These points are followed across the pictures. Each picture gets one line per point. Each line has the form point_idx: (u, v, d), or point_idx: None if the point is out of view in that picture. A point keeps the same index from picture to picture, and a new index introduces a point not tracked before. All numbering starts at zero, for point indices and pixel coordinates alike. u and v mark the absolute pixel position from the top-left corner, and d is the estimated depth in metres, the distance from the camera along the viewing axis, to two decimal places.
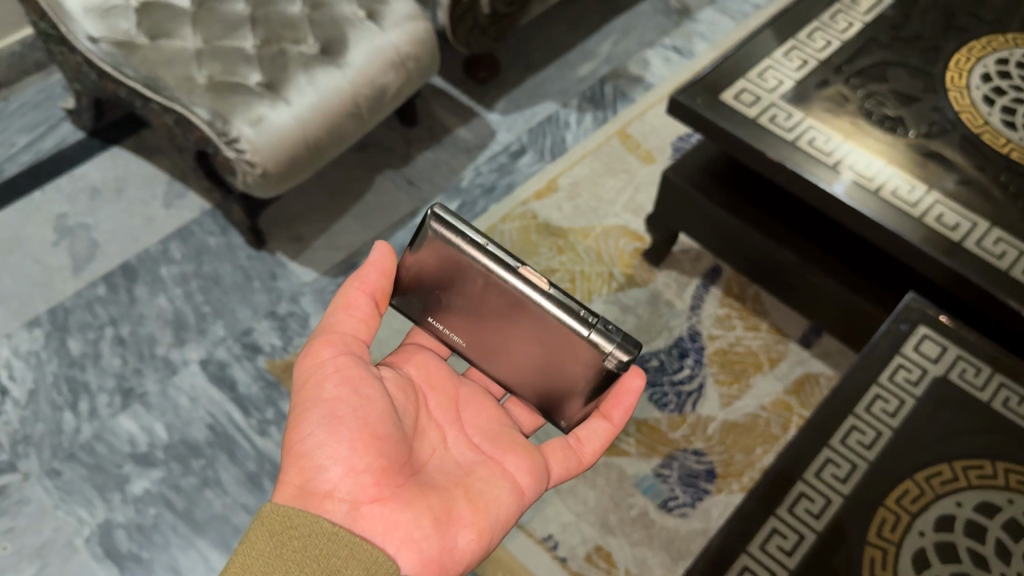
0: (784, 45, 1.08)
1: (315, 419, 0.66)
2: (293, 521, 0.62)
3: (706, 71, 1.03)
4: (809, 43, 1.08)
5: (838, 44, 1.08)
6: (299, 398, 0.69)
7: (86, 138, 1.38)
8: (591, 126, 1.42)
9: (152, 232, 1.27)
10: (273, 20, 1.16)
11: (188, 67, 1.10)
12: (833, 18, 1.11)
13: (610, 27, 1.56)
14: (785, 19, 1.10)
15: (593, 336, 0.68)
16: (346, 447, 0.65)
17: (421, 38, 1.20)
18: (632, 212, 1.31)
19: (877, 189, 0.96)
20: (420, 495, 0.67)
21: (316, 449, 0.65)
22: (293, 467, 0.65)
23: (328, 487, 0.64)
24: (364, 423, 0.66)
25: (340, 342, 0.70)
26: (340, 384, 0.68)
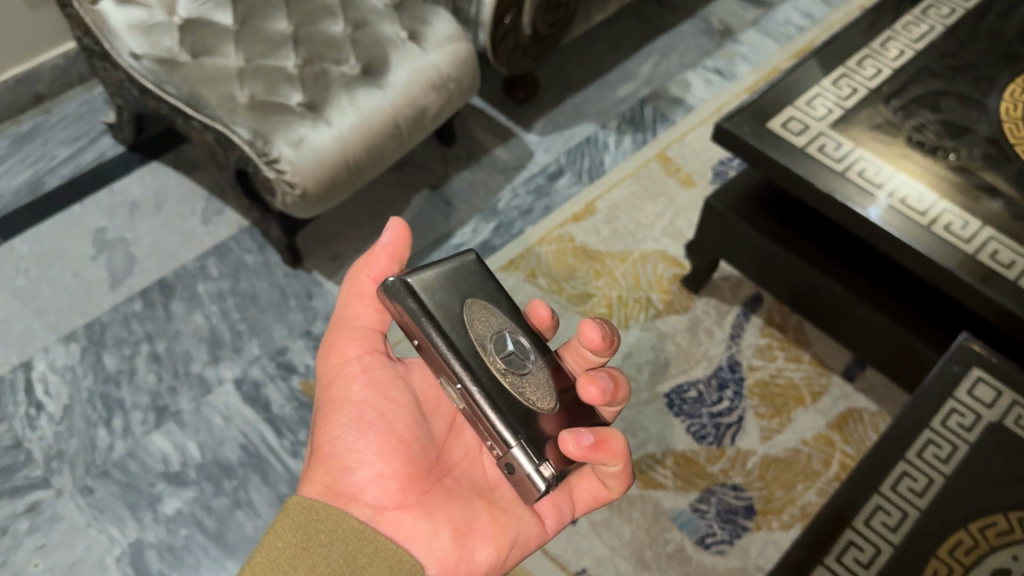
0: (834, 72, 1.05)
1: (341, 422, 0.67)
2: (319, 514, 0.62)
3: (754, 97, 1.01)
4: (859, 72, 1.05)
5: (888, 73, 1.05)
6: (327, 398, 0.70)
7: (126, 152, 1.39)
8: (630, 148, 1.41)
9: (190, 248, 1.27)
10: (316, 39, 1.16)
11: (230, 86, 1.10)
12: (884, 46, 1.08)
13: (651, 48, 1.54)
14: (835, 45, 1.08)
15: (515, 451, 0.60)
16: (371, 451, 0.66)
17: (462, 59, 1.19)
18: (671, 237, 1.29)
19: (929, 223, 0.93)
20: (444, 502, 0.66)
21: (343, 451, 0.66)
22: (319, 467, 0.66)
23: (353, 489, 0.65)
24: (390, 428, 0.67)
25: (364, 340, 0.70)
26: (367, 386, 0.69)
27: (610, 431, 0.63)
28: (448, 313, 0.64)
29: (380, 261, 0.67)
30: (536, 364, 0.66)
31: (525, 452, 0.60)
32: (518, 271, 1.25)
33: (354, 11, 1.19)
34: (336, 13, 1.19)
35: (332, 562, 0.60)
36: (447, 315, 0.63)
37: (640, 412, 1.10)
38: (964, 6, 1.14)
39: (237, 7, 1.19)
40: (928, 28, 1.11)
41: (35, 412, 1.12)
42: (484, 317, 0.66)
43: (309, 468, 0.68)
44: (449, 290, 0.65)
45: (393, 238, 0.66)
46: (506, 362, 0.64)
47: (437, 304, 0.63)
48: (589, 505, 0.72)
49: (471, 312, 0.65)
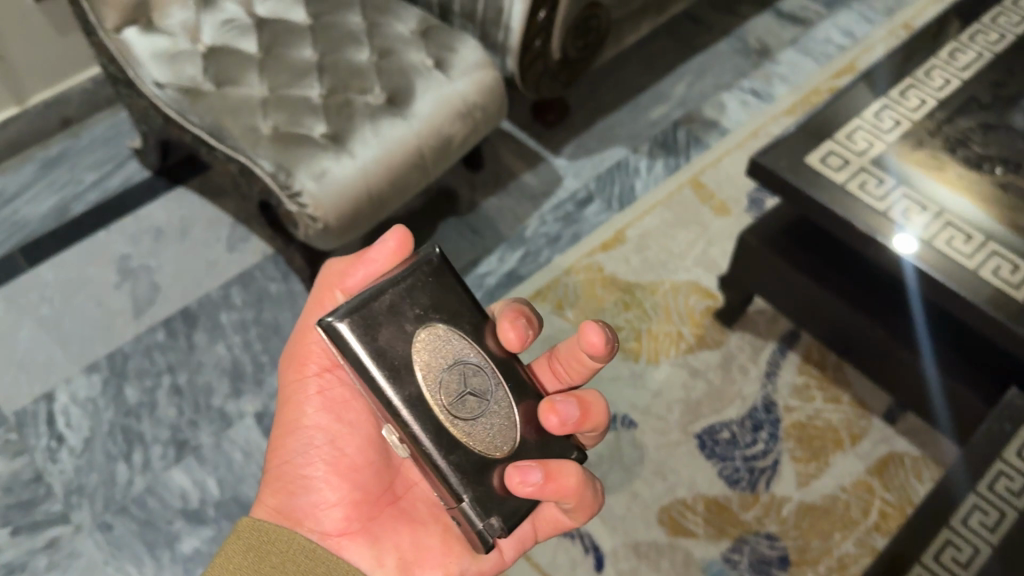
0: (874, 103, 1.00)
1: (292, 445, 0.68)
2: (271, 536, 0.62)
3: (790, 131, 0.96)
4: (902, 102, 1.00)
5: (933, 104, 1.00)
6: (285, 417, 0.71)
7: (153, 177, 1.38)
8: (662, 174, 1.36)
9: (213, 276, 1.26)
10: (341, 68, 1.14)
11: (253, 117, 1.08)
12: (928, 74, 1.03)
13: (685, 68, 1.50)
14: (878, 73, 1.03)
15: (464, 508, 0.58)
16: (319, 478, 0.67)
17: (489, 88, 1.16)
18: (704, 267, 1.25)
19: (976, 266, 0.86)
20: (391, 529, 0.67)
21: (292, 475, 0.67)
22: (269, 489, 0.68)
23: (298, 514, 0.66)
24: (339, 455, 0.68)
25: (322, 358, 0.71)
26: (320, 409, 0.69)
27: (563, 464, 0.59)
28: (393, 357, 0.57)
29: (355, 272, 0.65)
30: (494, 396, 0.61)
31: (474, 511, 0.58)
32: (545, 302, 1.21)
33: (379, 39, 1.17)
34: (362, 41, 1.17)
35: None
36: (392, 359, 0.57)
37: (670, 454, 1.06)
38: (1015, 30, 1.08)
39: (262, 34, 1.17)
40: (976, 54, 1.05)
41: (56, 444, 1.11)
42: (439, 348, 0.59)
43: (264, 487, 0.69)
44: (396, 323, 0.58)
45: (394, 245, 0.64)
46: (455, 403, 0.59)
47: (382, 348, 0.57)
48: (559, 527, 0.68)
49: (423, 349, 0.58)
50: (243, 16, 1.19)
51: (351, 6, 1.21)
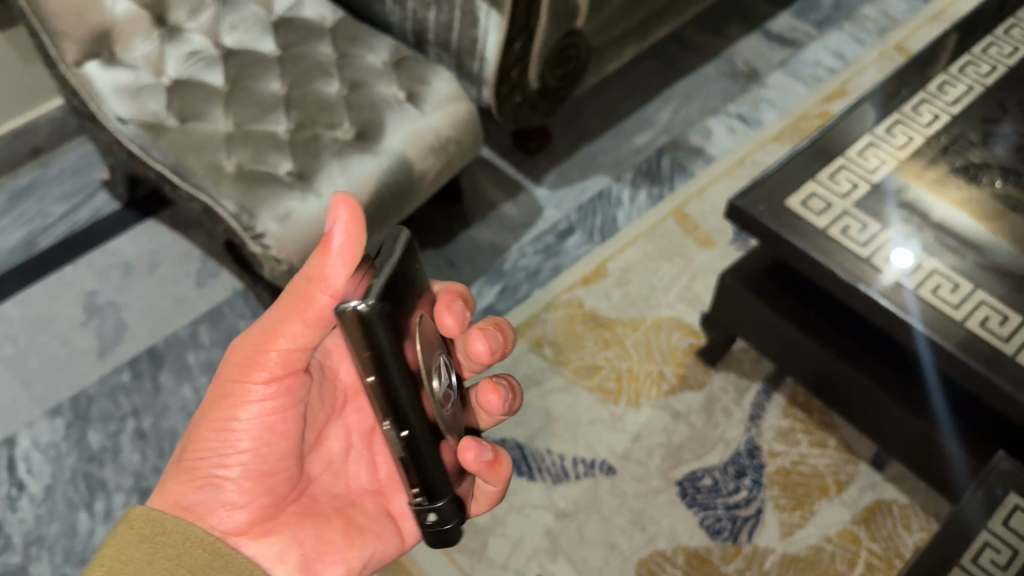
0: (859, 140, 0.96)
1: (214, 444, 0.66)
2: (164, 526, 0.60)
3: (769, 172, 0.92)
4: (888, 139, 0.97)
5: (921, 141, 0.97)
6: (212, 408, 0.66)
7: (123, 209, 1.34)
8: (645, 204, 1.33)
9: (182, 313, 1.22)
10: (309, 102, 1.10)
11: (216, 154, 1.05)
12: (916, 109, 0.99)
13: (670, 92, 1.46)
14: (863, 108, 0.99)
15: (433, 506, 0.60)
16: (230, 479, 0.66)
17: (463, 122, 1.13)
18: (686, 303, 1.21)
19: (963, 319, 0.83)
20: (295, 526, 0.68)
21: (203, 471, 0.66)
22: (174, 478, 0.66)
23: (200, 508, 0.66)
24: (260, 461, 0.67)
25: (276, 364, 0.63)
26: (255, 415, 0.65)
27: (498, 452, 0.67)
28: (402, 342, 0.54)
29: (335, 268, 0.54)
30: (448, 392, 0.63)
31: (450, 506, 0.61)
32: (522, 340, 1.17)
33: (349, 70, 1.13)
34: (332, 72, 1.13)
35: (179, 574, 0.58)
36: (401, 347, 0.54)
37: (649, 503, 1.03)
38: (1006, 62, 1.04)
39: (228, 66, 1.13)
40: (965, 88, 1.01)
41: (16, 492, 1.08)
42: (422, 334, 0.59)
43: (168, 469, 0.68)
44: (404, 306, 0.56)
45: (352, 224, 0.53)
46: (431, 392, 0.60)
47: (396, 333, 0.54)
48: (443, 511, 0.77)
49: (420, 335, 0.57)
50: (209, 47, 1.15)
51: (322, 36, 1.17)
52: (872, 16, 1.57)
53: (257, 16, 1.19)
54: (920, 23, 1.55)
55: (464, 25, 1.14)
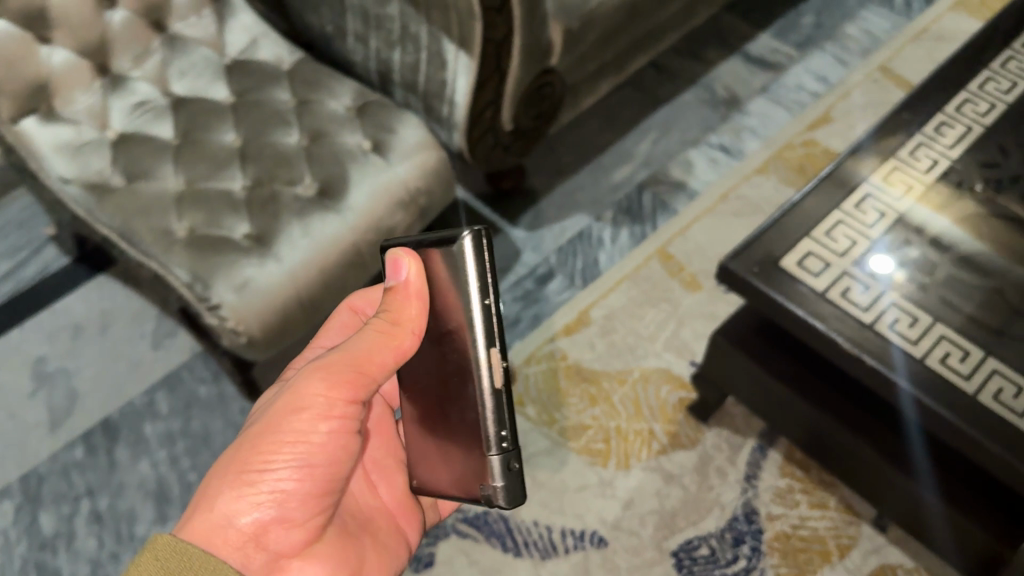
0: (857, 191, 0.90)
1: (289, 456, 0.62)
2: (194, 563, 0.57)
3: (762, 229, 0.86)
4: (885, 190, 0.91)
5: (920, 192, 0.91)
6: (282, 419, 0.62)
7: (72, 264, 1.25)
8: (627, 244, 1.27)
9: (137, 380, 1.14)
10: (267, 155, 1.02)
11: (167, 217, 0.97)
12: (913, 154, 0.93)
13: (649, 123, 1.40)
14: (862, 151, 0.92)
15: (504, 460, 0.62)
16: (293, 498, 0.63)
17: (432, 172, 1.05)
18: (674, 352, 1.15)
19: (975, 391, 0.77)
20: (340, 547, 0.69)
21: (266, 490, 0.62)
22: (231, 494, 0.61)
23: (258, 531, 0.62)
24: (326, 479, 0.65)
25: (359, 388, 0.63)
26: (333, 431, 0.64)
27: None
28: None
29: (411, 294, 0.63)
30: None
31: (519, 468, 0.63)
32: None
33: (309, 118, 1.06)
34: (291, 121, 1.06)
35: None
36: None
37: None
38: (1005, 99, 0.98)
39: (177, 117, 1.05)
40: (964, 129, 0.96)
41: None
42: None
43: (217, 481, 0.61)
44: None
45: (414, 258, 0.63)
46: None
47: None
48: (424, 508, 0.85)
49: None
50: (156, 96, 1.07)
51: (278, 80, 1.09)
52: (855, 35, 1.52)
53: (207, 59, 1.10)
54: (904, 42, 1.50)
55: (430, 68, 1.07)
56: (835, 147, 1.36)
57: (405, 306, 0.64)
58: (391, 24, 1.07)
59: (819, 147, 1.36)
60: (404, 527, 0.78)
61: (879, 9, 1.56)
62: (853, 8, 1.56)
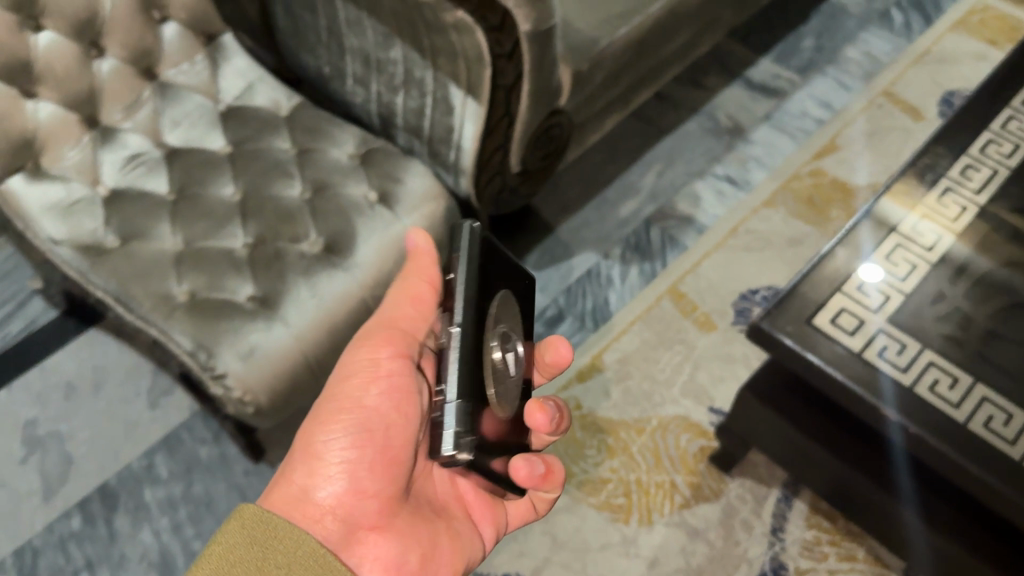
0: (886, 241, 0.87)
1: (346, 419, 0.72)
2: (277, 531, 0.62)
3: (793, 285, 0.83)
4: (915, 238, 0.88)
5: (949, 240, 0.89)
6: (340, 393, 0.74)
7: (60, 318, 1.20)
8: (637, 283, 1.23)
9: (135, 442, 1.10)
10: (268, 210, 0.98)
11: (166, 281, 0.92)
12: (941, 200, 0.91)
13: (653, 155, 1.37)
14: (888, 196, 0.90)
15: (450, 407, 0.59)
16: (360, 467, 0.70)
17: (441, 223, 1.02)
18: (692, 398, 1.12)
19: (1021, 457, 0.75)
20: (415, 529, 0.72)
21: (333, 459, 0.70)
22: (305, 470, 0.70)
23: (333, 503, 0.69)
24: (388, 445, 0.72)
25: (396, 344, 0.76)
26: (383, 393, 0.74)
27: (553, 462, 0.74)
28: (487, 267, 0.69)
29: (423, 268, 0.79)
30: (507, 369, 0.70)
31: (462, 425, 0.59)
32: None
33: (312, 169, 1.01)
34: (292, 172, 1.01)
35: None
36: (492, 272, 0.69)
37: None
38: None
39: (172, 170, 1.01)
40: (989, 173, 0.94)
41: None
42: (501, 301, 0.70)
43: (293, 460, 0.71)
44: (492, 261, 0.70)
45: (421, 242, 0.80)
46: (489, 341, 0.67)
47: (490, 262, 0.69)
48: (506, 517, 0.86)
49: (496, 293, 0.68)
50: (149, 148, 1.02)
51: (277, 128, 1.05)
52: (856, 58, 1.50)
53: (201, 108, 1.05)
54: (906, 65, 1.48)
55: (437, 113, 1.04)
56: (843, 177, 1.34)
57: (421, 256, 0.79)
58: (394, 67, 1.04)
59: (827, 177, 1.34)
60: (481, 523, 0.79)
61: (878, 31, 1.54)
62: (853, 30, 1.54)
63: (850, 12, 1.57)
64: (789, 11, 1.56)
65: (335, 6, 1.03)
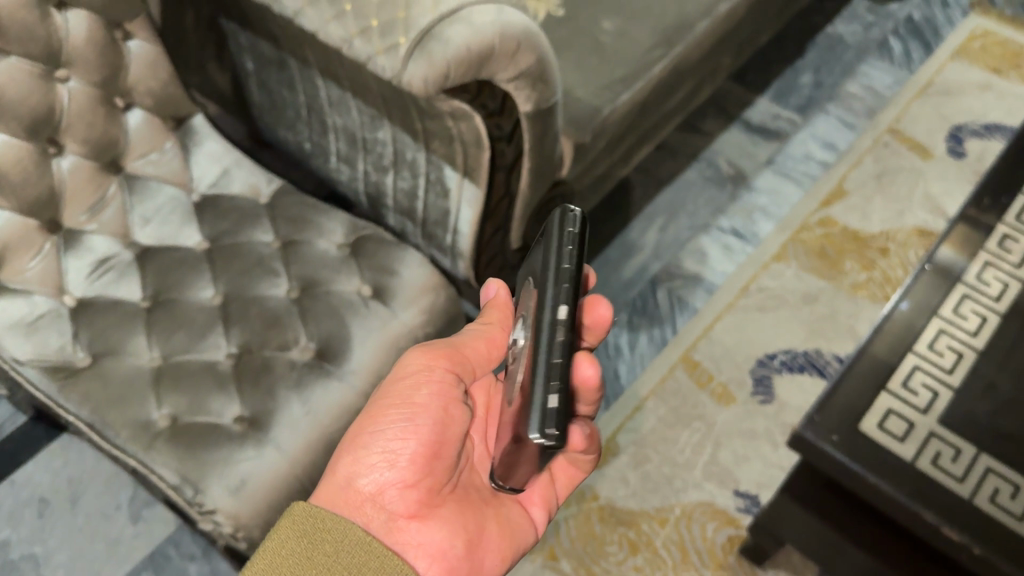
0: (927, 328, 0.81)
1: (394, 414, 0.70)
2: (325, 522, 0.64)
3: (834, 388, 0.77)
4: (959, 323, 0.82)
5: (995, 321, 0.83)
6: (388, 390, 0.72)
7: (30, 424, 1.11)
8: (648, 352, 1.16)
9: (118, 562, 1.01)
10: (252, 314, 0.89)
11: (144, 404, 0.84)
12: (981, 278, 0.85)
13: (655, 208, 1.30)
14: (926, 279, 0.84)
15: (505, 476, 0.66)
16: (403, 459, 0.69)
17: (440, 315, 0.94)
18: (715, 481, 1.05)
19: None
20: (461, 518, 0.70)
21: (375, 450, 0.70)
22: (350, 459, 0.70)
23: (375, 491, 0.69)
24: (432, 439, 0.70)
25: (453, 360, 0.74)
26: (433, 394, 0.71)
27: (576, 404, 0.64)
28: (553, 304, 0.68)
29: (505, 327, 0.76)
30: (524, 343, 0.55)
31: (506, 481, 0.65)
32: (534, 553, 0.99)
33: (299, 265, 0.93)
34: (276, 268, 0.93)
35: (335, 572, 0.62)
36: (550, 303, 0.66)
37: None
38: None
39: (145, 273, 0.92)
40: None
41: None
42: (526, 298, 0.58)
43: (339, 450, 0.71)
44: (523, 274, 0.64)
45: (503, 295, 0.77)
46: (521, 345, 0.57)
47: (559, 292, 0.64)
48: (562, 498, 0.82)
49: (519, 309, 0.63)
50: (118, 249, 0.93)
51: (258, 218, 0.97)
52: (857, 93, 1.44)
53: (173, 201, 0.97)
54: (909, 100, 1.43)
55: (432, 195, 0.96)
56: (854, 225, 1.28)
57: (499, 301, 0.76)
58: (383, 147, 0.96)
59: (837, 226, 1.28)
60: (536, 512, 0.77)
61: (879, 62, 1.48)
62: (852, 63, 1.48)
63: (847, 43, 1.51)
64: (784, 45, 1.50)
65: (316, 83, 0.96)
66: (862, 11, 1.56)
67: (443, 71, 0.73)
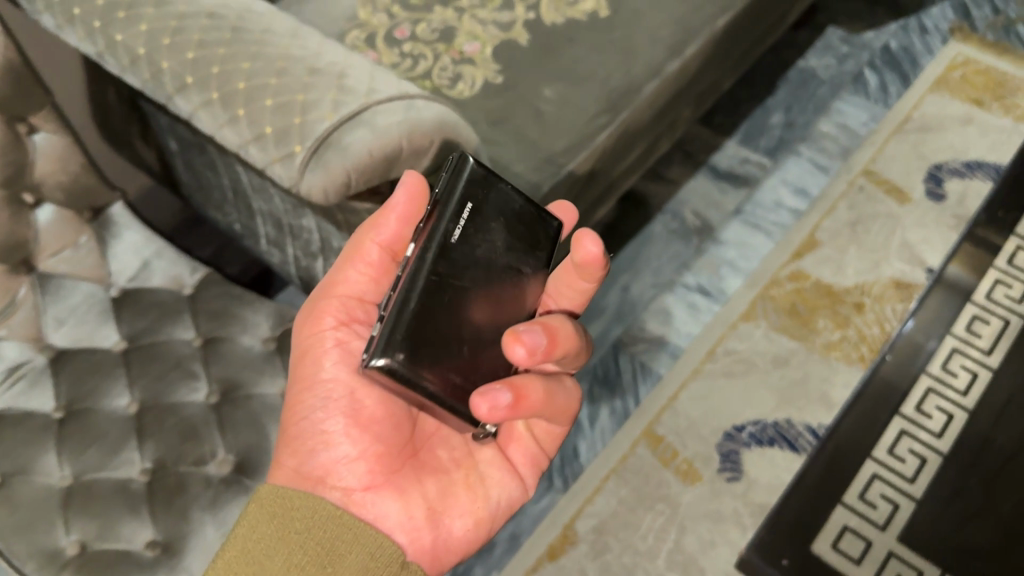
0: (865, 474, 1.10)
1: (309, 394, 0.67)
2: (293, 502, 0.62)
3: (793, 518, 1.08)
4: (893, 465, 1.11)
5: (931, 460, 1.10)
6: (298, 374, 0.69)
7: None
8: (610, 426, 1.17)
9: None
10: (168, 424, 0.84)
11: (52, 531, 0.77)
12: (925, 414, 1.13)
13: (616, 267, 1.29)
14: (873, 418, 1.13)
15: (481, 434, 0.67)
16: (336, 434, 0.66)
17: None
18: (678, 570, 1.06)
19: None
20: (419, 486, 0.68)
21: (308, 430, 0.66)
22: (288, 450, 0.67)
23: (322, 473, 0.65)
24: (359, 407, 0.67)
25: (344, 310, 0.69)
26: (338, 360, 0.67)
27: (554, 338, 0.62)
28: (536, 234, 0.68)
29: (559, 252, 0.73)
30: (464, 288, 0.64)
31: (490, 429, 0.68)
32: None
33: (220, 365, 0.89)
34: (195, 371, 0.88)
35: (309, 547, 0.60)
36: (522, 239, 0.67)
37: None
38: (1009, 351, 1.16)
39: (58, 381, 0.86)
40: (971, 377, 1.15)
41: None
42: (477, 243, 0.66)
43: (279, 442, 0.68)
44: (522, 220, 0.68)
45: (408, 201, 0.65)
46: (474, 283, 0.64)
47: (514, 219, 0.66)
48: (555, 441, 0.78)
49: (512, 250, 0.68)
50: (30, 355, 0.87)
51: (178, 313, 0.92)
52: (831, 133, 1.40)
53: (90, 298, 0.92)
54: (886, 136, 1.39)
55: None
56: (827, 279, 1.26)
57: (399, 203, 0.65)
58: (309, 235, 0.90)
59: (809, 280, 1.26)
60: (514, 459, 0.75)
61: (853, 98, 1.44)
62: (825, 100, 1.44)
63: (821, 78, 1.47)
64: (756, 83, 1.47)
65: (236, 170, 0.90)
66: (835, 42, 1.51)
67: (343, 181, 0.66)
